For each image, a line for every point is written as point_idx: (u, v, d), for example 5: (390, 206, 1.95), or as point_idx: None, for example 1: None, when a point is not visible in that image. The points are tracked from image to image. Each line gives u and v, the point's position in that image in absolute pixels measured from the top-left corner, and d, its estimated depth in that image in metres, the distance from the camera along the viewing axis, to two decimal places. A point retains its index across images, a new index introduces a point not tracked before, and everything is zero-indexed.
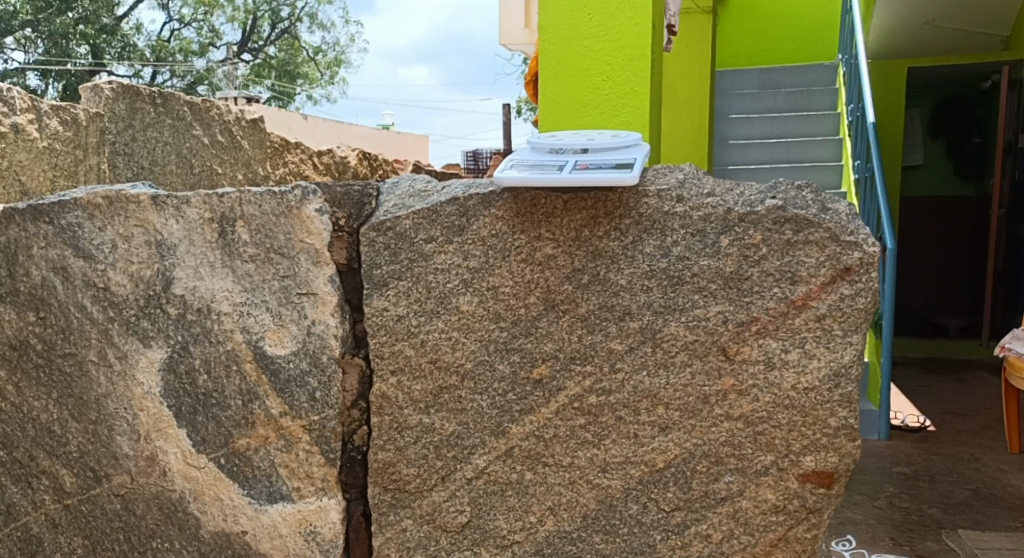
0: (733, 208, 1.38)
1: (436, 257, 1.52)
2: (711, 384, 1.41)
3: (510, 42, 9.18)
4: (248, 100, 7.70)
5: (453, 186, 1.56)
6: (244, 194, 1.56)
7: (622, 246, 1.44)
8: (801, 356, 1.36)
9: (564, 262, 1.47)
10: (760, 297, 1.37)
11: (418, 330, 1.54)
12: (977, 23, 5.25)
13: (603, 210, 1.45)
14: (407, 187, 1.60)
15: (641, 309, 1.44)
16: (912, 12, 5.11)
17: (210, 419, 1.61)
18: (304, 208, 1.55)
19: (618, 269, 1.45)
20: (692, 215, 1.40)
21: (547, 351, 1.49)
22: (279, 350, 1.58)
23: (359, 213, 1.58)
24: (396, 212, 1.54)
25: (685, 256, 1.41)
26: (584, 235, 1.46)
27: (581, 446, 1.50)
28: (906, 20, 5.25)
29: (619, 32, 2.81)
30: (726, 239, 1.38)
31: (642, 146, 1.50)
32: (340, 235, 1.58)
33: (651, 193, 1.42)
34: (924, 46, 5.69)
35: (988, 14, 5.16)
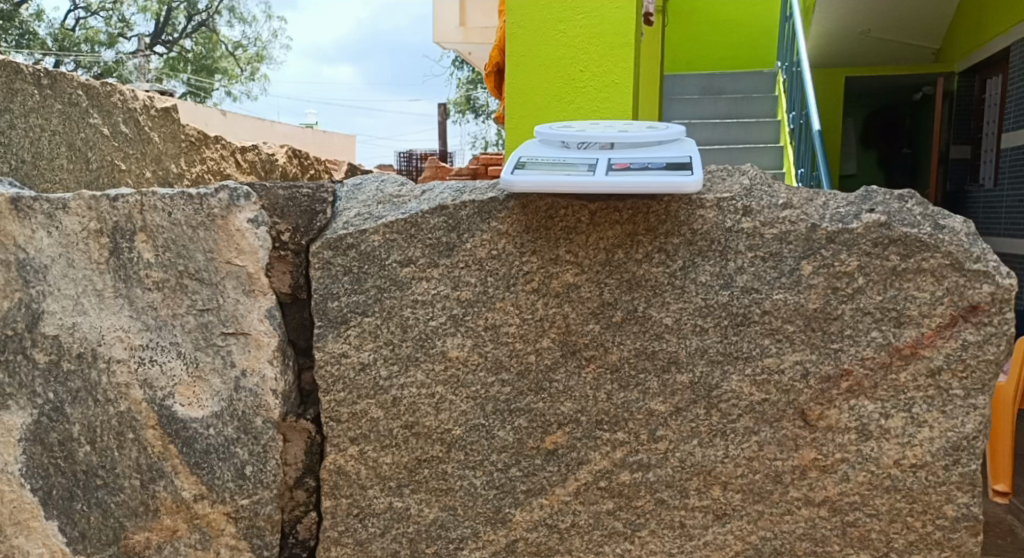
0: (818, 224, 1.05)
1: (416, 285, 1.14)
2: (785, 458, 1.08)
3: (443, 40, 8.14)
4: (161, 93, 6.97)
5: (437, 191, 1.18)
6: (147, 196, 1.12)
7: (669, 274, 1.09)
8: (907, 424, 1.04)
9: (589, 293, 1.11)
10: (852, 344, 1.04)
11: (390, 384, 1.15)
12: (913, 34, 5.13)
13: (642, 226, 1.09)
14: (374, 192, 1.20)
15: (691, 358, 1.09)
16: (848, 23, 4.98)
17: (94, 506, 1.17)
18: (232, 217, 1.12)
19: (662, 304, 1.10)
20: (762, 234, 1.07)
21: (564, 414, 1.13)
22: (193, 411, 1.15)
23: (309, 225, 1.15)
24: (362, 224, 1.14)
25: (753, 288, 1.07)
26: (618, 258, 1.10)
27: (608, 539, 1.14)
28: (842, 31, 5.12)
29: (598, 14, 2.44)
30: (809, 265, 1.05)
31: (688, 142, 1.18)
32: (282, 255, 1.15)
33: (708, 203, 1.08)
34: (858, 55, 5.55)
35: (921, 24, 5.04)
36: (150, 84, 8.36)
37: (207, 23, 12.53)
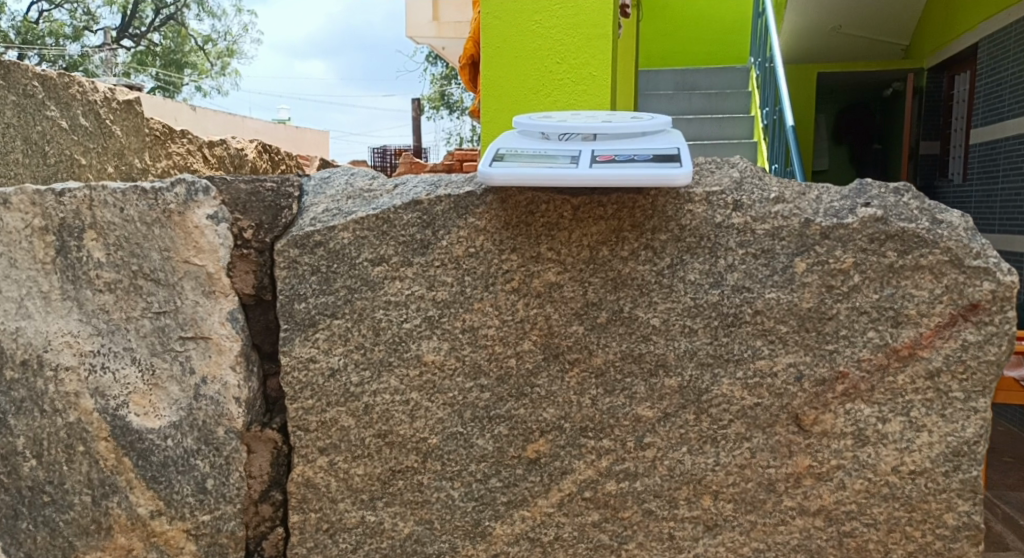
0: (812, 219, 1.00)
1: (388, 285, 1.07)
2: (778, 465, 1.04)
3: (417, 35, 8.02)
4: (129, 88, 6.79)
5: (411, 185, 1.11)
6: (96, 191, 1.03)
7: (656, 272, 1.04)
8: (905, 428, 1.00)
9: (573, 293, 1.06)
10: (847, 345, 1.00)
11: (361, 390, 1.08)
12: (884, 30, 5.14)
13: (627, 221, 1.04)
14: (343, 185, 1.13)
15: (680, 361, 1.04)
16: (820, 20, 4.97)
17: (42, 525, 1.08)
18: (190, 213, 1.04)
19: (648, 304, 1.04)
20: (753, 230, 1.02)
21: (547, 421, 1.07)
22: (149, 422, 1.06)
23: (273, 222, 1.08)
24: (330, 221, 1.07)
25: (744, 287, 1.02)
26: (602, 256, 1.05)
27: (594, 553, 1.09)
28: (814, 28, 5.11)
29: (574, 6, 2.39)
30: (803, 262, 1.00)
31: (674, 133, 1.12)
32: (244, 254, 1.07)
33: (697, 197, 1.03)
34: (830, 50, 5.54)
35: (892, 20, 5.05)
36: (117, 79, 8.13)
37: (175, 17, 12.24)
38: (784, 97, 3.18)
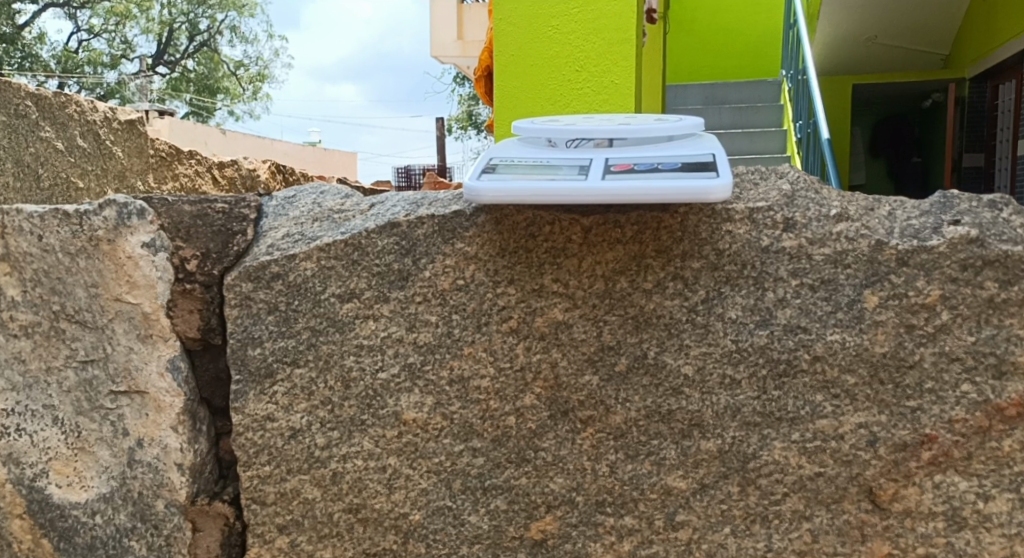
0: (886, 240, 0.79)
1: (361, 325, 0.88)
2: (847, 553, 0.84)
3: (442, 55, 7.87)
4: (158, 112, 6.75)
5: (389, 204, 0.93)
6: (9, 216, 0.86)
7: (687, 308, 0.84)
8: (1013, 508, 0.80)
9: (586, 335, 0.86)
10: (937, 403, 0.79)
11: (328, 455, 0.89)
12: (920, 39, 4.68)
13: (651, 245, 0.84)
14: (311, 206, 0.95)
15: (719, 420, 0.85)
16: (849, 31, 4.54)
17: None
18: (121, 240, 0.86)
19: (679, 348, 0.84)
20: (810, 254, 0.81)
21: (555, 493, 0.88)
22: (74, 495, 0.89)
23: (223, 250, 0.89)
24: (290, 248, 0.88)
25: (799, 327, 0.82)
26: (620, 288, 0.85)
27: None
28: (845, 39, 4.67)
29: (594, 9, 2.18)
30: (875, 296, 0.80)
31: (708, 138, 0.92)
32: (188, 290, 0.89)
33: (738, 215, 0.82)
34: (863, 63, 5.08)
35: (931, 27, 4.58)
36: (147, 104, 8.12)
37: None
38: (817, 109, 2.85)
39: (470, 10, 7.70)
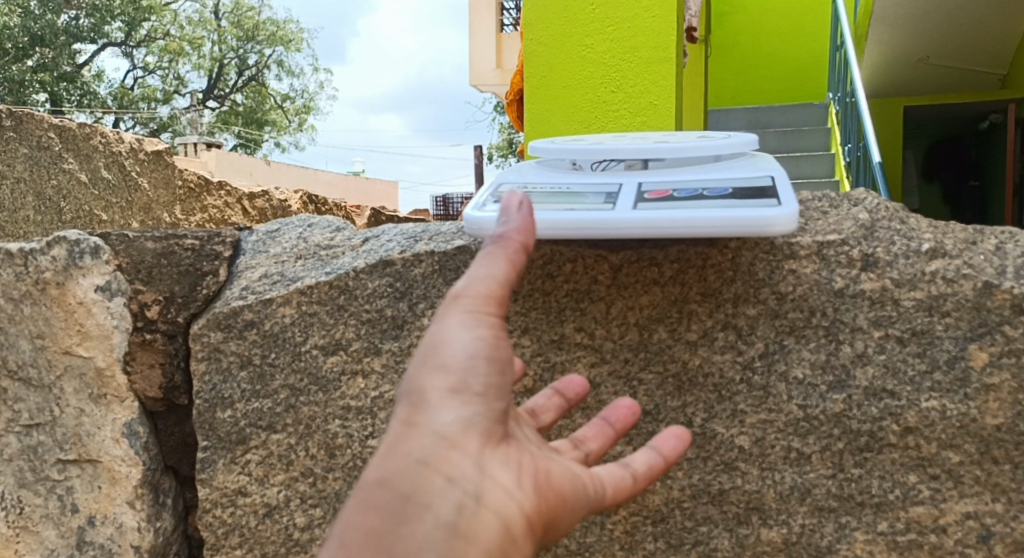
0: (996, 282, 0.63)
1: (348, 383, 0.74)
2: None
3: (480, 84, 7.77)
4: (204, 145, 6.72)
5: (385, 238, 0.79)
6: None
7: (741, 366, 0.68)
8: None
9: (617, 397, 0.70)
10: None
11: (309, 538, 0.75)
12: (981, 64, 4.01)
13: (695, 286, 0.68)
14: (295, 241, 0.82)
15: (782, 503, 0.69)
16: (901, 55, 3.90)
17: None
18: (72, 284, 0.75)
19: (731, 414, 0.68)
20: (898, 299, 0.65)
21: None
22: None
23: (189, 294, 0.76)
24: (266, 291, 0.75)
25: (885, 390, 0.65)
26: (657, 339, 0.69)
27: None
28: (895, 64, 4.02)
29: (632, 24, 1.66)
30: (983, 353, 0.63)
31: (760, 158, 0.77)
32: (148, 341, 0.77)
33: (804, 250, 0.66)
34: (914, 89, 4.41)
35: (995, 51, 3.90)
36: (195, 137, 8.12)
37: None
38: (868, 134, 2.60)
39: (509, 38, 7.57)
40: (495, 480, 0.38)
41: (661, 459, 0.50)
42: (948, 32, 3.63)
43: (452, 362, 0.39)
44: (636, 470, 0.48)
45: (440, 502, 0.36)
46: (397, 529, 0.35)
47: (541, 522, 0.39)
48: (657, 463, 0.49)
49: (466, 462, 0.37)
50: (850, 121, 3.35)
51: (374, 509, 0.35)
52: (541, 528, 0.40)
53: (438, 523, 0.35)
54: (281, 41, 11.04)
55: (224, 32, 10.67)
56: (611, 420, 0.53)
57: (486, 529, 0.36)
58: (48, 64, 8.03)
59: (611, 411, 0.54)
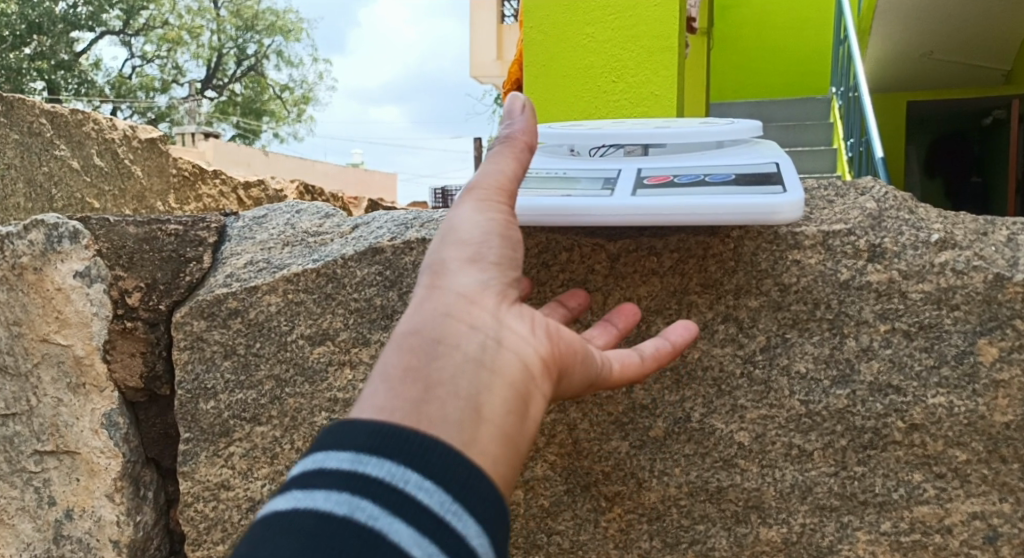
0: (1007, 274, 0.60)
1: (334, 375, 0.71)
2: None
3: (480, 75, 7.71)
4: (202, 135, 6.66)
5: (375, 225, 0.76)
6: None
7: (741, 360, 0.65)
8: None
9: (612, 391, 0.68)
10: None
11: None
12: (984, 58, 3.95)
13: (695, 277, 0.66)
14: (283, 227, 0.79)
15: (783, 502, 0.66)
16: (904, 48, 3.84)
17: None
18: (50, 269, 0.73)
19: (731, 410, 0.66)
20: (905, 292, 0.62)
21: None
22: None
23: (172, 281, 0.74)
24: (251, 279, 0.72)
25: (890, 386, 0.63)
26: (655, 331, 0.67)
27: None
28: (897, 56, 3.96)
29: (634, 13, 1.62)
30: (992, 348, 0.61)
31: (765, 144, 0.74)
32: (128, 330, 0.74)
33: (808, 240, 0.64)
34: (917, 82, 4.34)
35: (1000, 45, 3.84)
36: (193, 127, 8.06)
37: None
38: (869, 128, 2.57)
39: (510, 30, 7.51)
40: (514, 326, 0.42)
41: (669, 346, 0.53)
42: (952, 25, 3.57)
43: (469, 237, 0.45)
44: (643, 351, 0.51)
45: (465, 338, 0.40)
46: (430, 363, 0.39)
47: (557, 367, 0.43)
48: (665, 348, 0.53)
49: (487, 310, 0.42)
50: (851, 116, 3.33)
51: (408, 347, 0.40)
52: (557, 373, 0.44)
53: (465, 356, 0.40)
54: (280, 31, 10.96)
55: (223, 21, 10.60)
56: (615, 321, 0.56)
57: (507, 361, 0.40)
58: (45, 52, 7.99)
59: (615, 315, 0.57)
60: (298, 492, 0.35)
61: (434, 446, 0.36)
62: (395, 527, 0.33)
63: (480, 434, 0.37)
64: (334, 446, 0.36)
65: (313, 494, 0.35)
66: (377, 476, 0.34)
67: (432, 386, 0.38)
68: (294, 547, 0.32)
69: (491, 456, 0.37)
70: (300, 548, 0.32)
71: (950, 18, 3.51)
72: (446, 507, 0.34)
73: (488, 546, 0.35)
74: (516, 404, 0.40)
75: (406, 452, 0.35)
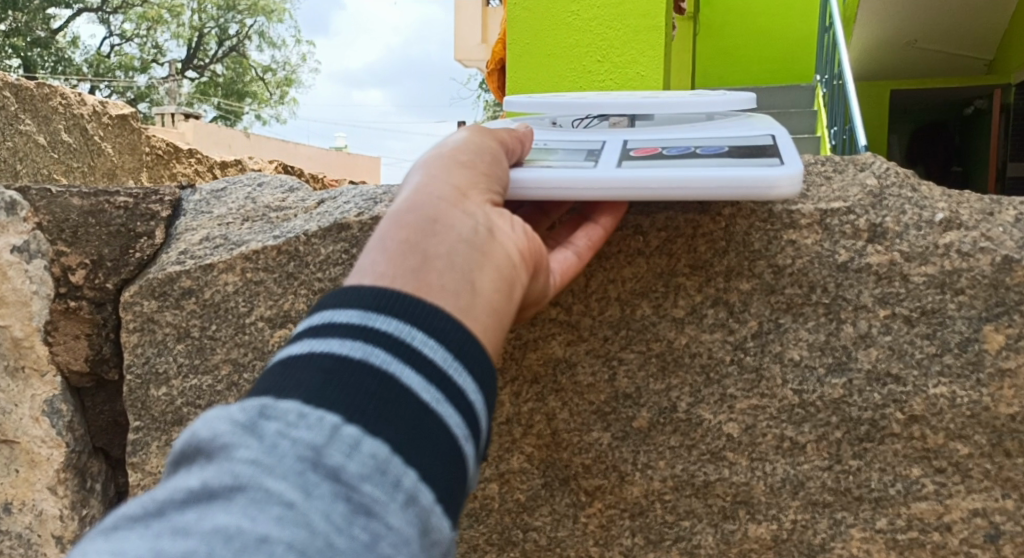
0: (1016, 256, 0.56)
1: None
2: None
3: (465, 59, 7.60)
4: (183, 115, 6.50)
5: (342, 198, 0.71)
6: None
7: (731, 346, 0.61)
8: None
9: (594, 379, 0.64)
10: None
11: None
12: (963, 46, 3.89)
13: (684, 257, 0.61)
14: (243, 201, 0.74)
15: (774, 498, 0.63)
16: (885, 34, 3.77)
17: None
18: None
19: (719, 400, 0.62)
20: (907, 276, 0.58)
21: None
22: None
23: (120, 257, 0.68)
24: (206, 256, 0.66)
25: (888, 376, 0.59)
26: (641, 315, 0.62)
27: None
28: (879, 44, 3.90)
29: None
30: (997, 335, 0.57)
31: (758, 115, 0.70)
32: (70, 311, 0.69)
33: (805, 219, 0.59)
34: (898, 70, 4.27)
35: (979, 34, 3.78)
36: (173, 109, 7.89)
37: None
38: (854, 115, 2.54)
39: (496, 12, 7.40)
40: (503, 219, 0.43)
41: (601, 230, 0.58)
42: (934, 13, 3.51)
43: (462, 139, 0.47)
44: (579, 247, 0.56)
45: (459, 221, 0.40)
46: (433, 232, 0.39)
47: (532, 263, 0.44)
48: (595, 234, 0.57)
49: (477, 202, 0.43)
50: (835, 104, 3.30)
51: (405, 219, 0.40)
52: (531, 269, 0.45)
53: (464, 232, 0.40)
54: (263, 11, 10.72)
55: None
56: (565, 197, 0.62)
57: (498, 246, 0.41)
58: (20, 28, 7.77)
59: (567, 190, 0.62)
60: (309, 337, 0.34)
61: (438, 306, 0.36)
62: (406, 374, 0.32)
63: (476, 303, 0.38)
64: (342, 304, 0.35)
65: (324, 342, 0.33)
66: (386, 331, 0.33)
67: (435, 256, 0.38)
68: (311, 382, 0.31)
69: (482, 325, 0.38)
70: (312, 384, 0.31)
71: (933, 6, 3.45)
72: (449, 362, 0.34)
73: (482, 404, 0.35)
74: (503, 285, 0.40)
75: (414, 309, 0.35)
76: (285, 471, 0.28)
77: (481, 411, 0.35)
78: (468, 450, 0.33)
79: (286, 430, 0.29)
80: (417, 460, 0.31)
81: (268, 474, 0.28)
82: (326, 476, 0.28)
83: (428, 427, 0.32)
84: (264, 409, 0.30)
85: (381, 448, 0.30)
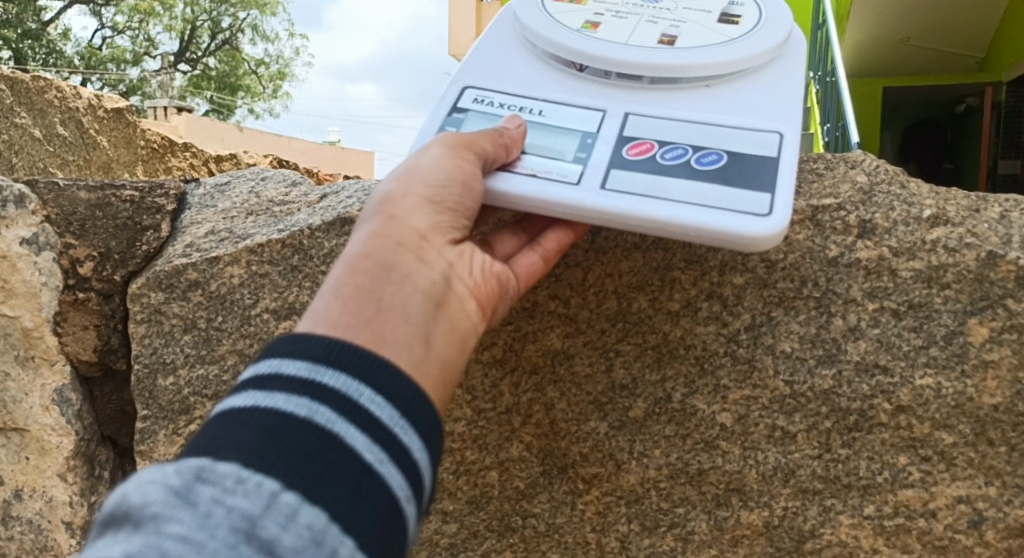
0: (1000, 252, 0.58)
1: None
2: None
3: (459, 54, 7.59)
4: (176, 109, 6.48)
5: (344, 193, 0.72)
6: None
7: (724, 338, 0.63)
8: None
9: (591, 370, 0.65)
10: None
11: None
12: (954, 44, 3.89)
13: (678, 252, 0.63)
14: (247, 195, 0.76)
15: (766, 485, 0.64)
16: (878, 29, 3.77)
17: None
18: None
19: (713, 390, 0.64)
20: (895, 270, 0.60)
21: None
22: None
23: (128, 250, 0.70)
24: (211, 249, 0.68)
25: (877, 367, 0.61)
26: (637, 309, 0.64)
27: None
28: (873, 40, 3.90)
29: None
30: (981, 328, 0.59)
31: (792, 71, 0.61)
32: (79, 302, 0.70)
33: (797, 215, 0.61)
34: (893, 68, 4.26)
35: (970, 31, 3.78)
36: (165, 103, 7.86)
37: None
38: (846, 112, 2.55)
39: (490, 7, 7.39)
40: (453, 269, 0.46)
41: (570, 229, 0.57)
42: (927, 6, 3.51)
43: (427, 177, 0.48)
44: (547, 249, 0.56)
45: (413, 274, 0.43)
46: (384, 284, 0.42)
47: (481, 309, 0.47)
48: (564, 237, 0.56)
49: (434, 248, 0.45)
50: (828, 102, 3.33)
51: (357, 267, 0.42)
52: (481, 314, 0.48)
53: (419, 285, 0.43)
54: (256, 4, 10.68)
55: None
56: None
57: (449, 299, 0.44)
58: (11, 20, 7.72)
59: None
60: (256, 390, 0.36)
61: (386, 362, 0.38)
62: (350, 435, 0.34)
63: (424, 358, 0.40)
64: (290, 355, 0.37)
65: (270, 397, 0.36)
66: (332, 389, 0.36)
67: (386, 308, 0.41)
68: (252, 443, 0.33)
69: (429, 378, 0.40)
70: (254, 446, 0.33)
71: None
72: (395, 420, 0.36)
73: (426, 461, 0.37)
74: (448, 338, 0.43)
75: (360, 366, 0.37)
76: (215, 548, 0.29)
77: (424, 470, 0.37)
78: (408, 509, 0.36)
79: (222, 496, 0.31)
80: (354, 526, 0.33)
81: (199, 550, 0.29)
82: (259, 549, 0.30)
83: (368, 489, 0.34)
84: (200, 472, 0.32)
85: (319, 518, 0.32)
